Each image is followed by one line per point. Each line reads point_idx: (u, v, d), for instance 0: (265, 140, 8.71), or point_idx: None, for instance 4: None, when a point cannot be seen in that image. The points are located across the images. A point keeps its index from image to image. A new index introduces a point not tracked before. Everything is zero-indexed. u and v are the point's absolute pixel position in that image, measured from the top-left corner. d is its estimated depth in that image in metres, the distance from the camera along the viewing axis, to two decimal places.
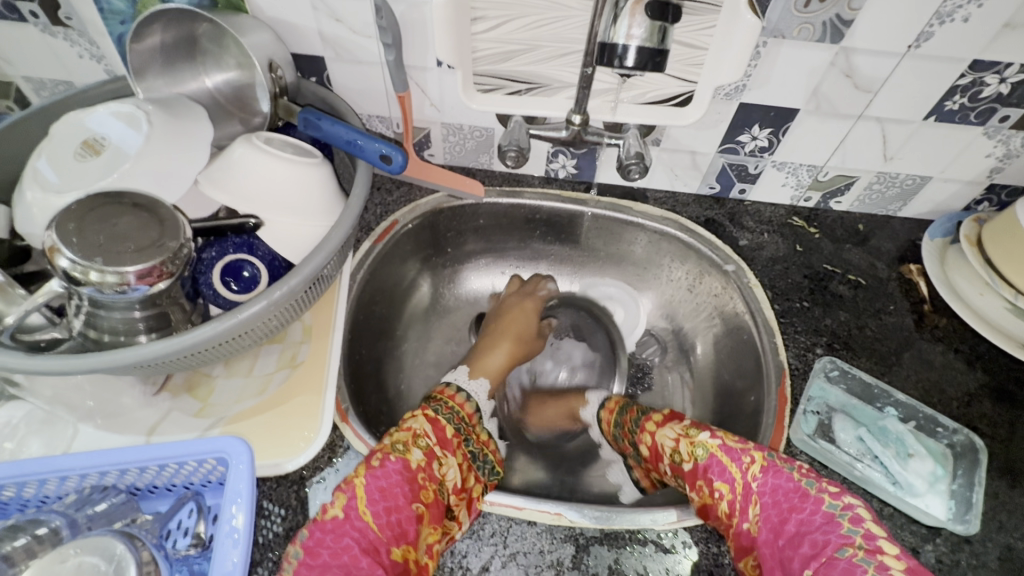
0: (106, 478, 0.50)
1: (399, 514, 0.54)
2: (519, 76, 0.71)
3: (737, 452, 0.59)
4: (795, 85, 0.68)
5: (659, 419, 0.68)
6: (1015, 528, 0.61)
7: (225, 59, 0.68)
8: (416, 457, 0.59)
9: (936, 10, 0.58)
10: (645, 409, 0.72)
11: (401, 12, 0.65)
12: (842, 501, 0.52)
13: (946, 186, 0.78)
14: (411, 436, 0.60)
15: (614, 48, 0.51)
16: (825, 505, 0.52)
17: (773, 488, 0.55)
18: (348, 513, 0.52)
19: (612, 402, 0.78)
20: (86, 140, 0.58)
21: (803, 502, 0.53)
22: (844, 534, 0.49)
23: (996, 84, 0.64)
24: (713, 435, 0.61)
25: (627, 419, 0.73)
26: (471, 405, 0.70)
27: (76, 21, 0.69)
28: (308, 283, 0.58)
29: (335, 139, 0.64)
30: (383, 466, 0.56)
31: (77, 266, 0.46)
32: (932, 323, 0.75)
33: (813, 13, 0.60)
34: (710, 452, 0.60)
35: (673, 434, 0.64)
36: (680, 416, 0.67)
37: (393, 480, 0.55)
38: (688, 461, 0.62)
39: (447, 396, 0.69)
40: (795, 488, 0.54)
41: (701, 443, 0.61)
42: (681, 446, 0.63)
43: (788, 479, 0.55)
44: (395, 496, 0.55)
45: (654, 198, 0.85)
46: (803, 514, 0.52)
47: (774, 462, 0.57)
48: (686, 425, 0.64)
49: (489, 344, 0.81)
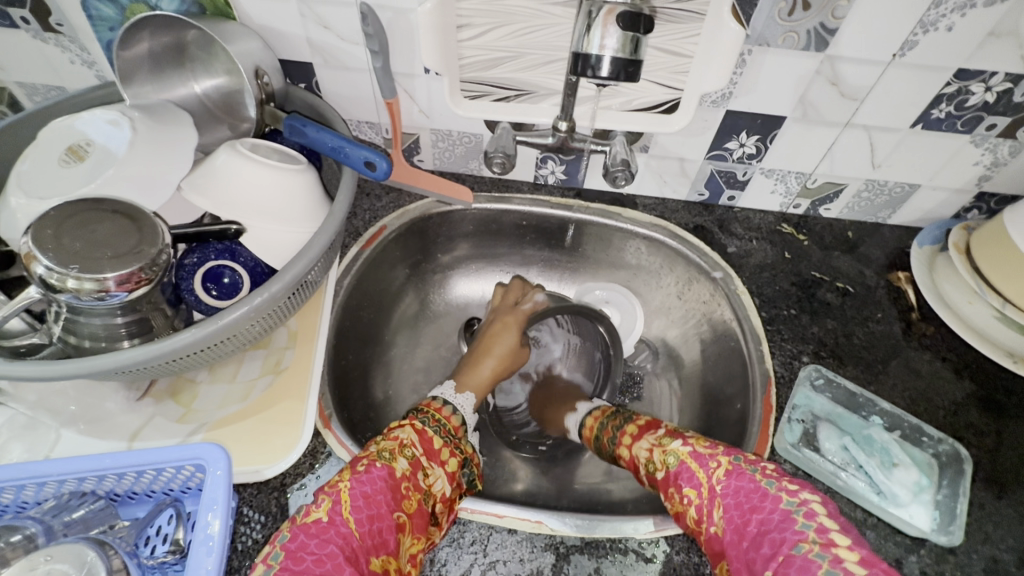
0: (84, 484, 0.50)
1: (380, 522, 0.53)
2: (506, 84, 0.71)
3: (705, 457, 0.59)
4: (781, 93, 0.68)
5: (632, 431, 0.68)
6: (1001, 538, 0.60)
7: (214, 66, 0.69)
8: (402, 466, 0.57)
9: (920, 18, 0.58)
10: (620, 420, 0.71)
11: (388, 19, 0.65)
12: (799, 498, 0.52)
13: (935, 194, 0.78)
14: (397, 446, 0.59)
15: (588, 57, 0.51)
16: (782, 503, 0.52)
17: (736, 489, 0.55)
18: (332, 518, 0.51)
19: (600, 411, 0.76)
20: (71, 146, 0.58)
21: (763, 502, 0.53)
22: (799, 530, 0.50)
23: (981, 92, 0.64)
24: (684, 443, 0.61)
25: (608, 430, 0.72)
26: (457, 419, 0.68)
27: (67, 28, 0.70)
28: (291, 290, 0.59)
29: (320, 146, 0.65)
30: (368, 471, 0.55)
31: (54, 273, 0.46)
32: (920, 331, 0.75)
33: (797, 22, 0.60)
34: (681, 459, 0.60)
35: (647, 445, 0.64)
36: (656, 425, 0.67)
37: (377, 487, 0.54)
38: (661, 470, 0.62)
39: (434, 409, 0.67)
40: (755, 488, 0.54)
41: (673, 451, 0.61)
42: (654, 455, 0.63)
43: (749, 480, 0.55)
44: (378, 503, 0.53)
45: (643, 204, 0.85)
46: (763, 514, 0.52)
47: (738, 465, 0.57)
48: (659, 435, 0.64)
49: (477, 360, 0.78)
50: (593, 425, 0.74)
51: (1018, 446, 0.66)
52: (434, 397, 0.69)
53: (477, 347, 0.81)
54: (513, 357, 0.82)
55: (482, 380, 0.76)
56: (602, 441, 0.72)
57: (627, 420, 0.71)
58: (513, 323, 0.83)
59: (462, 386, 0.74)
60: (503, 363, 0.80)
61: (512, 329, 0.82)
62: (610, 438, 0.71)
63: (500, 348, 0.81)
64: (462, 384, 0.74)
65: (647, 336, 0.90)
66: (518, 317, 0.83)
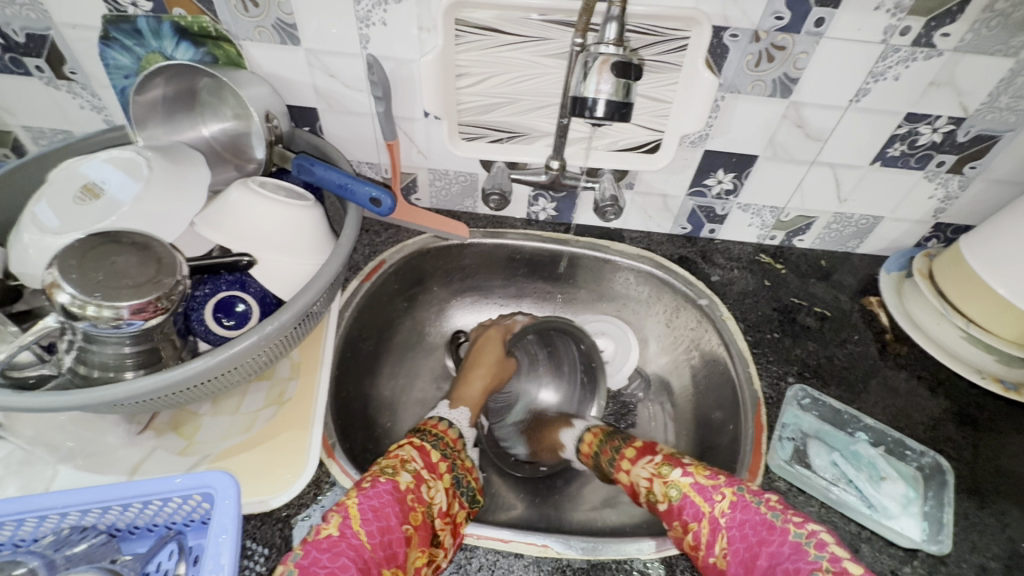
0: (86, 518, 0.50)
1: (391, 533, 0.55)
2: (501, 126, 0.77)
3: (709, 491, 0.60)
4: (752, 134, 0.74)
5: (631, 454, 0.70)
6: (987, 547, 0.63)
7: (223, 110, 0.73)
8: (405, 479, 0.60)
9: (871, 70, 0.66)
10: (619, 442, 0.74)
11: (391, 69, 0.71)
12: (807, 530, 0.53)
13: (898, 225, 0.85)
14: (399, 461, 0.62)
15: (585, 100, 0.55)
16: (791, 534, 0.53)
17: (742, 522, 0.57)
18: (343, 531, 0.53)
19: (591, 434, 0.77)
20: (86, 185, 0.60)
21: (770, 535, 0.54)
22: (812, 560, 0.51)
23: (929, 133, 0.72)
24: (685, 473, 0.63)
25: (603, 460, 0.74)
26: (454, 431, 0.72)
27: (80, 75, 0.73)
28: (298, 320, 0.60)
29: (327, 183, 0.68)
30: (374, 486, 0.58)
31: (76, 301, 0.48)
32: (895, 351, 0.79)
33: (764, 71, 0.67)
34: (683, 491, 0.62)
35: (646, 473, 0.66)
36: (653, 449, 0.69)
37: (384, 499, 0.57)
38: (664, 501, 0.63)
39: (439, 429, 0.71)
40: (762, 520, 0.56)
41: (674, 482, 0.63)
42: (655, 486, 0.65)
43: (756, 513, 0.57)
44: (387, 515, 0.56)
45: (630, 238, 0.89)
46: (770, 547, 0.54)
47: (742, 498, 0.58)
48: (658, 462, 0.66)
49: (467, 377, 0.83)
50: (590, 443, 0.77)
51: (994, 458, 0.70)
52: (431, 417, 0.73)
53: (465, 363, 0.86)
54: (501, 372, 0.86)
55: (473, 394, 0.81)
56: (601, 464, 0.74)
57: (623, 444, 0.73)
58: (497, 338, 0.88)
59: (455, 403, 0.78)
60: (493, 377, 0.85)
61: (496, 344, 0.87)
62: (607, 460, 0.73)
63: (486, 363, 0.85)
64: (455, 402, 0.78)
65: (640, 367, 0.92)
66: (500, 332, 0.88)
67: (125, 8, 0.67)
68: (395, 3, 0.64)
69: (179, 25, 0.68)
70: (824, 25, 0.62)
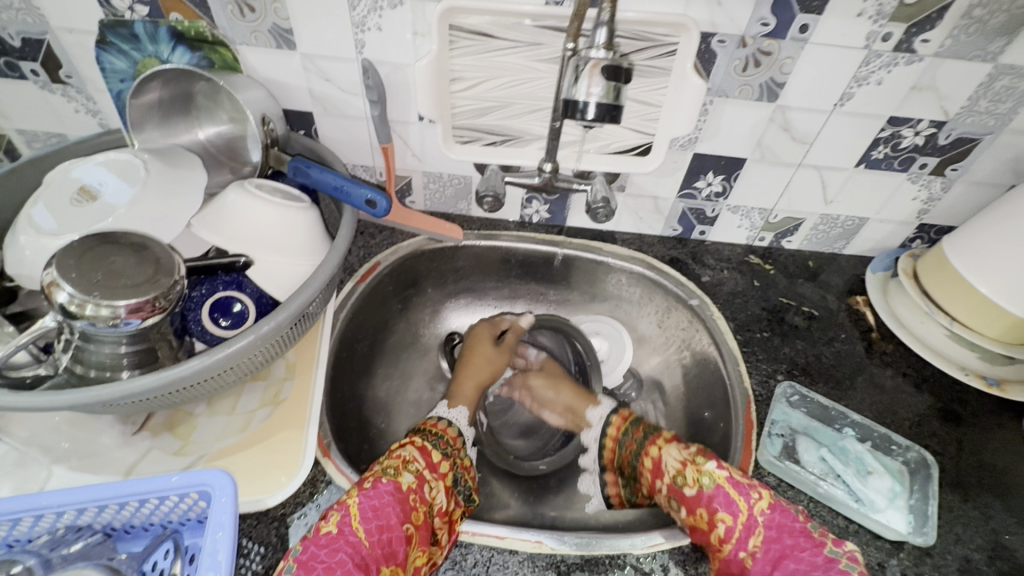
0: (81, 518, 0.50)
1: (390, 533, 0.56)
2: (494, 130, 0.78)
3: (747, 488, 0.61)
4: (740, 137, 0.76)
5: (663, 439, 0.71)
6: (971, 539, 0.64)
7: (219, 113, 0.73)
8: (407, 480, 0.61)
9: (854, 74, 0.68)
10: (649, 426, 0.75)
11: (386, 74, 0.72)
12: (841, 546, 0.56)
13: (883, 226, 0.87)
14: (401, 462, 0.63)
15: (576, 103, 0.57)
16: (826, 547, 0.56)
17: (779, 525, 0.59)
18: (341, 529, 0.54)
19: (619, 419, 0.79)
20: (83, 187, 0.61)
21: (807, 542, 0.57)
22: (842, 569, 0.54)
23: (912, 136, 0.74)
24: (719, 466, 0.64)
25: (631, 440, 0.75)
26: (454, 430, 0.73)
27: (76, 79, 0.74)
28: (295, 319, 0.61)
29: (323, 185, 0.69)
30: (375, 487, 0.58)
31: (75, 300, 0.48)
32: (881, 349, 0.81)
33: (751, 76, 0.69)
34: (718, 482, 0.62)
35: (679, 458, 0.67)
36: (684, 439, 0.70)
37: (385, 500, 0.57)
38: (692, 487, 0.63)
39: (439, 429, 0.71)
40: (799, 528, 0.58)
41: (707, 472, 0.63)
42: (687, 470, 0.65)
43: (793, 519, 0.59)
44: (387, 515, 0.56)
45: (622, 239, 0.91)
46: (805, 553, 0.56)
47: (781, 502, 0.60)
48: (691, 451, 0.67)
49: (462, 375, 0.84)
50: (616, 430, 0.79)
51: (977, 453, 0.71)
52: (432, 417, 0.74)
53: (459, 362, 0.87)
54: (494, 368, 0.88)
55: (469, 392, 0.82)
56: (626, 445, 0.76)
57: (651, 431, 0.74)
58: (487, 335, 0.89)
59: (454, 401, 0.79)
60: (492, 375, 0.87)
61: (487, 340, 0.89)
62: (638, 439, 0.74)
63: (479, 360, 0.86)
64: (453, 400, 0.79)
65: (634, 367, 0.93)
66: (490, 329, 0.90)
67: (122, 13, 0.67)
68: (390, 9, 0.65)
69: (176, 29, 0.69)
70: (808, 31, 0.64)
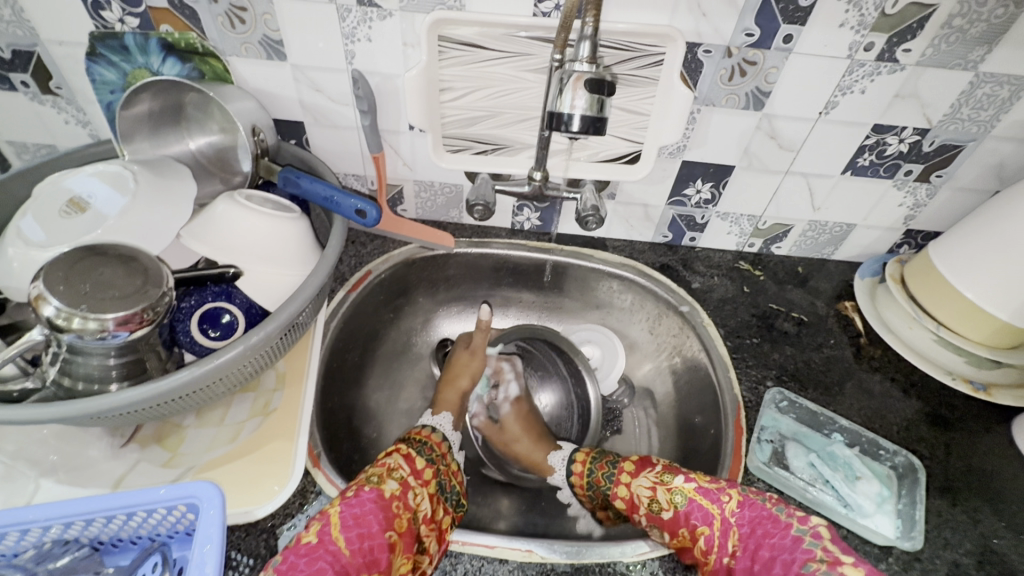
0: (68, 531, 0.50)
1: (372, 540, 0.55)
2: (484, 139, 0.79)
3: (714, 492, 0.62)
4: (728, 145, 0.77)
5: (630, 468, 0.69)
6: (959, 543, 0.64)
7: (209, 124, 0.74)
8: (390, 487, 0.61)
9: (838, 83, 0.69)
10: (615, 457, 0.74)
11: (376, 84, 0.72)
12: (808, 525, 0.57)
13: (870, 232, 0.88)
14: (385, 470, 0.63)
15: (561, 115, 0.57)
16: (793, 529, 0.57)
17: (750, 520, 0.59)
18: (321, 538, 0.54)
19: (583, 454, 0.77)
20: (72, 199, 0.61)
21: (775, 527, 0.58)
22: (807, 549, 0.55)
23: (896, 144, 0.75)
24: (688, 479, 0.64)
25: (598, 477, 0.73)
26: (437, 435, 0.73)
27: (66, 90, 0.74)
28: (284, 329, 0.61)
29: (313, 195, 0.69)
30: (357, 495, 0.58)
31: (62, 313, 0.48)
32: (869, 354, 0.82)
33: (737, 85, 0.70)
34: (689, 496, 0.62)
35: (648, 482, 0.66)
36: (651, 461, 0.69)
37: (367, 507, 0.57)
38: (668, 510, 0.62)
39: (424, 436, 0.72)
40: (767, 515, 0.59)
41: (678, 489, 0.63)
42: (658, 494, 0.64)
43: (760, 509, 0.60)
44: (368, 522, 0.56)
45: (613, 246, 0.91)
46: (774, 539, 0.57)
47: (747, 496, 0.61)
48: (659, 472, 0.66)
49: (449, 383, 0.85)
50: (582, 471, 0.76)
51: (965, 457, 0.72)
52: (421, 426, 0.74)
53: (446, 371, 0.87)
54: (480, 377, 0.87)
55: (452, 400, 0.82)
56: (594, 481, 0.73)
57: (618, 460, 0.72)
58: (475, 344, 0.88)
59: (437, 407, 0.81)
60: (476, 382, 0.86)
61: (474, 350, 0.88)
62: (604, 476, 0.72)
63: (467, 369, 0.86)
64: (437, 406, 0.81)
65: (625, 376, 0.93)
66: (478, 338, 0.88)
67: (112, 25, 0.68)
68: (380, 20, 0.66)
69: (167, 41, 0.69)
70: (792, 42, 0.65)
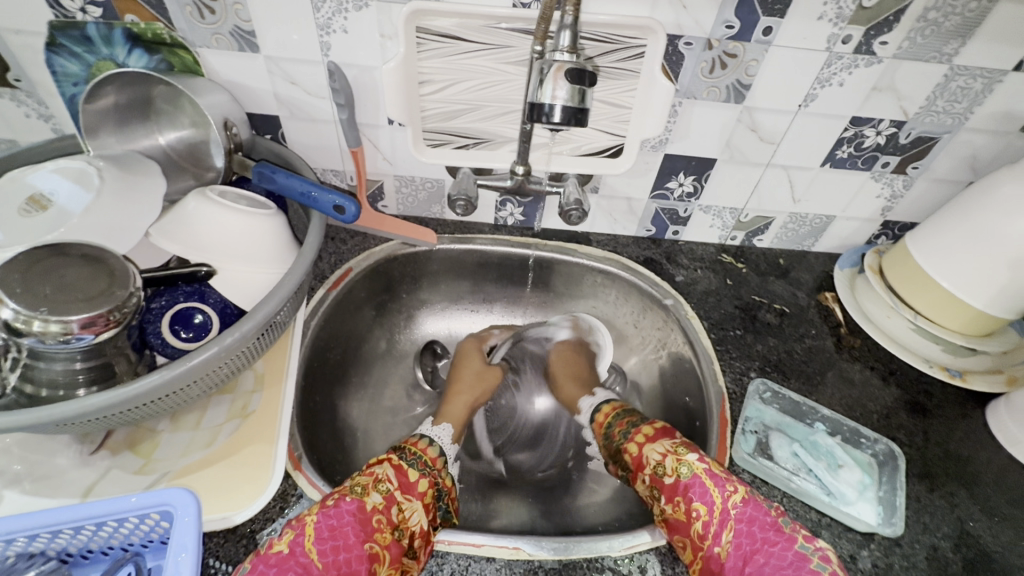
0: (33, 544, 0.47)
1: (348, 553, 0.54)
2: (464, 133, 0.77)
3: (723, 479, 0.61)
4: (710, 138, 0.77)
5: (648, 432, 0.70)
6: (938, 528, 0.66)
7: (179, 118, 0.71)
8: (374, 499, 0.59)
9: (817, 76, 0.69)
10: (636, 418, 0.74)
11: (353, 76, 0.71)
12: (814, 543, 0.56)
13: (849, 224, 0.89)
14: (372, 481, 0.61)
15: (542, 106, 0.56)
16: (798, 543, 0.56)
17: (751, 519, 0.58)
18: (293, 549, 0.53)
19: (608, 406, 0.80)
20: (33, 196, 0.58)
21: (778, 537, 0.57)
22: (813, 569, 0.54)
23: (874, 136, 0.76)
24: (701, 458, 0.64)
25: (616, 428, 0.75)
26: (434, 450, 0.70)
27: (26, 83, 0.71)
28: (261, 329, 0.59)
29: (289, 191, 0.67)
30: (337, 505, 0.57)
31: (20, 316, 0.46)
32: (849, 344, 0.83)
33: (718, 78, 0.70)
34: (695, 472, 0.62)
35: (661, 449, 0.67)
36: (670, 432, 0.69)
37: (345, 520, 0.56)
38: (671, 476, 0.64)
39: (420, 448, 0.69)
40: (771, 522, 0.58)
41: (688, 462, 0.63)
42: (668, 460, 0.65)
43: (766, 513, 0.59)
44: (345, 535, 0.55)
45: (597, 241, 0.91)
46: (776, 548, 0.56)
47: (755, 497, 0.60)
48: (676, 442, 0.67)
49: (451, 396, 0.83)
50: (606, 413, 0.79)
51: (943, 443, 0.73)
52: (413, 435, 0.72)
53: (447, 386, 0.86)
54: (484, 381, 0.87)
55: (458, 411, 0.81)
56: (611, 433, 0.75)
57: (641, 421, 0.74)
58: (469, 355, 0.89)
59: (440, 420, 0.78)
60: (479, 393, 0.85)
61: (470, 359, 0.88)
62: (621, 430, 0.74)
63: (466, 376, 0.86)
64: (439, 418, 0.78)
65: (613, 364, 0.93)
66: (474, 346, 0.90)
67: (72, 14, 0.65)
68: (355, 10, 0.64)
69: (132, 31, 0.66)
70: (772, 34, 0.65)
